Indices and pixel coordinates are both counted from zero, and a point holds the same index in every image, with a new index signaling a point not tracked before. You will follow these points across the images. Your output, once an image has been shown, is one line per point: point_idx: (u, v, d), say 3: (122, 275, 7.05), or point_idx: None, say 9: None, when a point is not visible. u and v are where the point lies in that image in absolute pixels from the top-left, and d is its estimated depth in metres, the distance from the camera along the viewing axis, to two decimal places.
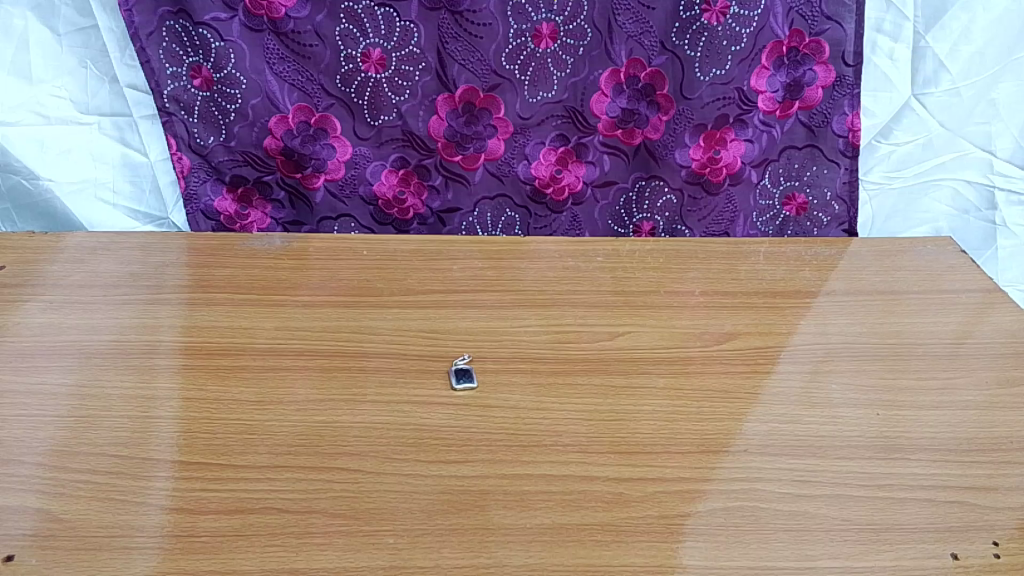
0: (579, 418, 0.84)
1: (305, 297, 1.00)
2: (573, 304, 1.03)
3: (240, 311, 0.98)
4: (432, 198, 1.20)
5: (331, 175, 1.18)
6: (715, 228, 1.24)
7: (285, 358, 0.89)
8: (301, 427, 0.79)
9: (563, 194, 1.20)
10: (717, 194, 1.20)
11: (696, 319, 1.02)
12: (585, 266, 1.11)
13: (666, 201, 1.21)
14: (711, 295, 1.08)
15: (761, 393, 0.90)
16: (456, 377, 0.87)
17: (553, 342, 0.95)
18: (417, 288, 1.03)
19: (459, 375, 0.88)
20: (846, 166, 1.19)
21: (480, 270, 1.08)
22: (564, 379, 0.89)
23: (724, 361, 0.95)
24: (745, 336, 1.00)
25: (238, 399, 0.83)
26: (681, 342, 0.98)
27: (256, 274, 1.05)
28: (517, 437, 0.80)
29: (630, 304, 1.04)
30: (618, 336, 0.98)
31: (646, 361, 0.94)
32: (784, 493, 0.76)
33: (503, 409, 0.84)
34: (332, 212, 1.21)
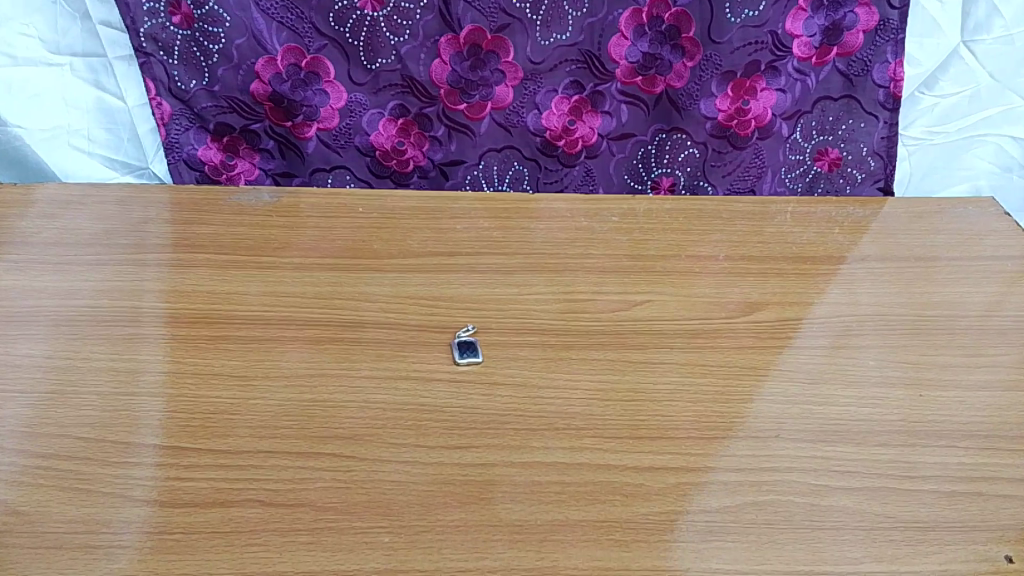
0: (593, 397, 0.76)
1: (295, 259, 0.92)
2: (587, 268, 0.94)
3: (224, 273, 0.90)
4: (434, 149, 1.11)
5: (325, 124, 1.08)
6: (740, 185, 1.14)
7: (272, 328, 0.81)
8: (288, 407, 0.72)
9: (576, 146, 1.11)
10: (744, 148, 1.11)
11: (720, 287, 0.94)
12: (600, 227, 1.02)
13: (688, 155, 1.12)
14: (736, 260, 0.99)
15: (792, 370, 0.82)
16: (458, 352, 0.79)
17: (565, 312, 0.87)
18: (416, 250, 0.94)
19: (462, 349, 0.80)
20: (884, 119, 1.10)
21: (486, 230, 0.99)
22: (577, 354, 0.82)
23: (751, 333, 0.87)
24: (773, 305, 0.92)
25: (220, 374, 0.75)
26: (705, 313, 0.90)
27: (242, 232, 0.97)
28: (526, 420, 0.73)
29: (648, 270, 0.95)
30: (636, 305, 0.90)
31: (667, 333, 0.86)
32: (819, 486, 0.69)
33: (510, 387, 0.77)
34: (325, 163, 1.12)
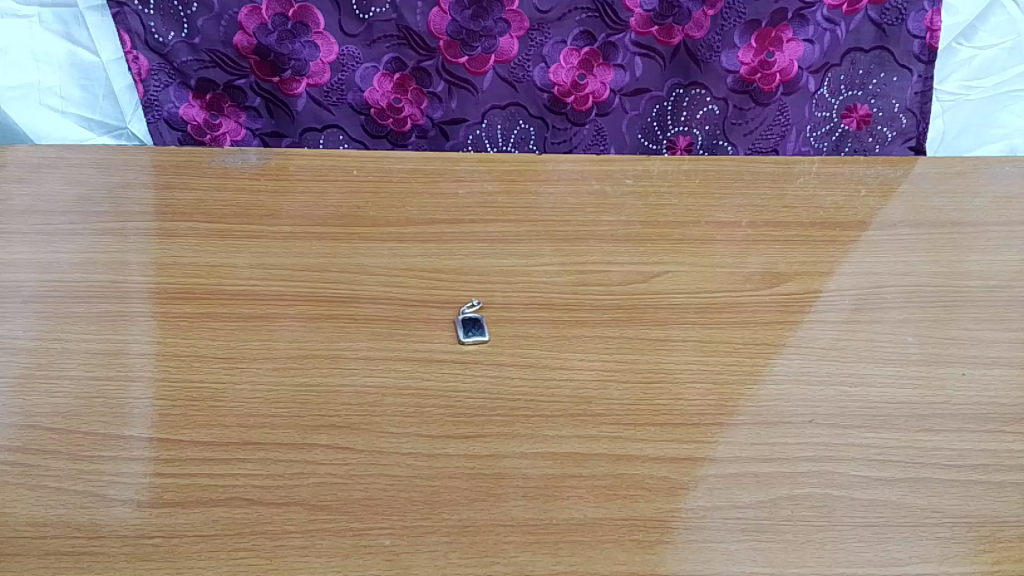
0: (610, 380, 0.70)
1: (285, 228, 0.85)
2: (600, 237, 0.88)
3: (208, 244, 0.83)
4: (434, 107, 1.03)
5: (315, 79, 1.00)
6: (762, 144, 1.06)
7: (260, 304, 0.75)
8: (277, 394, 0.66)
9: (586, 103, 1.03)
10: (767, 104, 1.03)
11: (743, 256, 0.87)
12: (612, 191, 0.95)
13: (707, 112, 1.04)
14: (759, 226, 0.92)
15: (823, 347, 0.76)
16: (462, 331, 0.73)
17: (577, 284, 0.81)
18: (416, 217, 0.87)
19: (466, 328, 0.73)
20: (918, 72, 1.02)
21: (490, 194, 0.92)
22: (591, 331, 0.75)
23: (778, 307, 0.81)
24: (800, 275, 0.85)
25: (203, 356, 0.69)
26: (728, 285, 0.83)
27: (227, 198, 0.89)
28: (537, 406, 0.67)
29: (665, 238, 0.89)
30: (654, 276, 0.83)
31: (688, 308, 0.79)
32: (858, 479, 0.63)
33: (520, 369, 0.70)
34: (316, 123, 1.04)
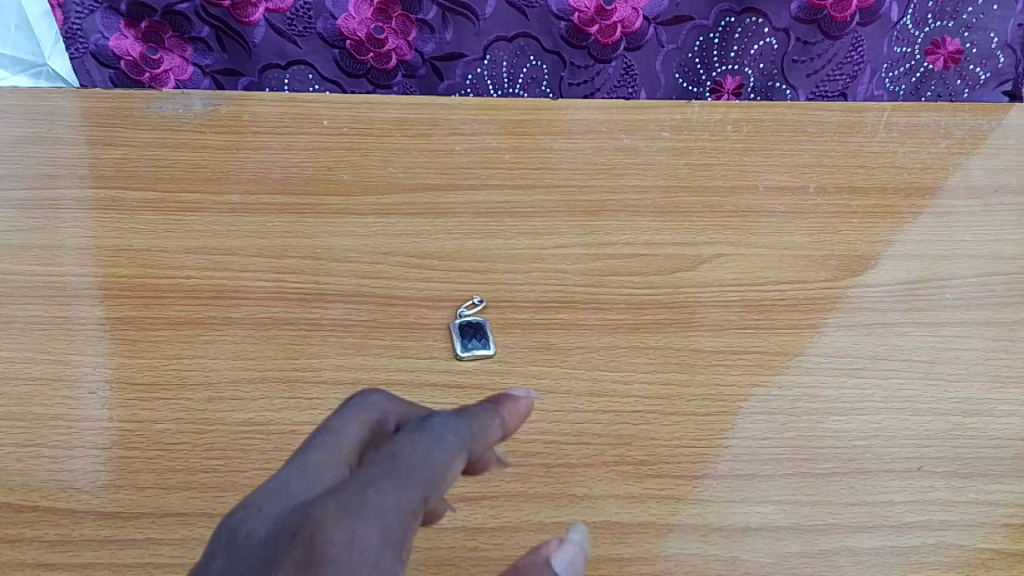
0: (654, 412, 0.53)
1: (233, 197, 0.67)
2: (633, 209, 0.69)
3: (132, 220, 0.64)
4: (424, 38, 0.83)
5: (275, 3, 0.80)
6: (828, 87, 0.87)
7: (195, 305, 0.58)
8: (209, 438, 0.50)
9: (614, 34, 0.83)
10: (840, 37, 0.83)
11: (814, 234, 0.68)
12: (645, 147, 0.75)
13: (765, 47, 0.84)
14: (830, 192, 0.73)
15: (924, 360, 0.59)
16: (458, 343, 0.56)
17: (605, 274, 0.63)
18: (400, 183, 0.69)
19: (464, 339, 0.56)
20: None
21: (494, 152, 0.72)
22: (624, 340, 0.58)
23: (865, 305, 0.63)
24: (887, 259, 0.67)
25: (114, 384, 0.53)
26: (798, 273, 0.65)
27: (161, 158, 0.70)
28: (560, 452, 0.51)
29: (714, 209, 0.70)
30: (705, 262, 0.65)
31: (747, 308, 0.62)
32: (981, 550, 0.48)
33: (536, 397, 0.54)
34: (279, 59, 0.84)
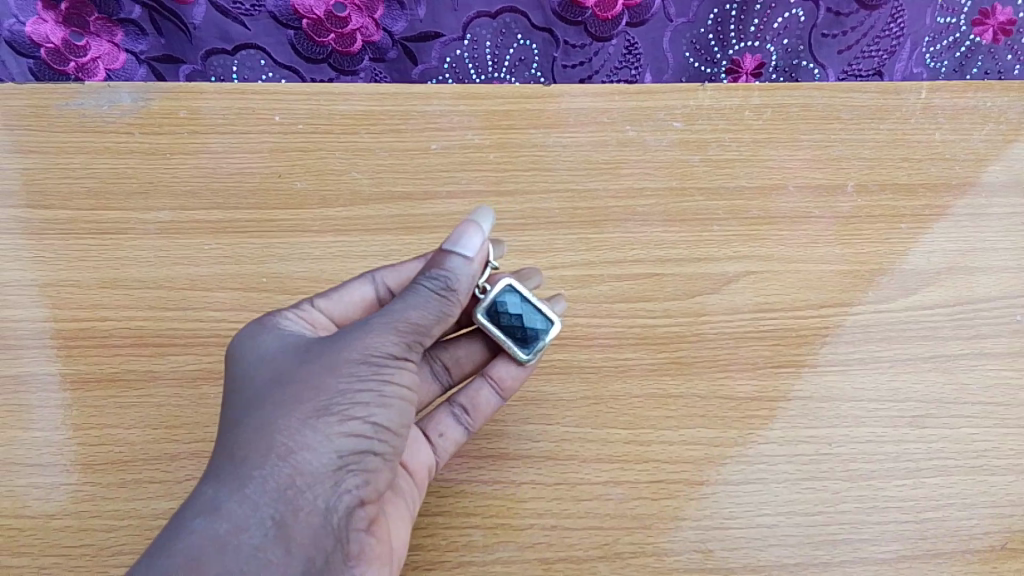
0: (680, 485, 0.43)
1: (163, 215, 0.56)
2: (644, 218, 0.58)
3: (40, 247, 0.54)
4: (393, 16, 0.70)
5: None
6: (862, 65, 0.74)
7: (111, 357, 0.49)
8: (113, 541, 0.42)
9: (614, 8, 0.70)
10: (878, 7, 0.70)
11: (857, 242, 0.58)
12: (654, 140, 0.63)
13: (790, 19, 0.71)
14: (872, 190, 0.62)
15: (1002, 404, 0.49)
16: (522, 344, 0.44)
17: (610, 301, 0.52)
18: (364, 193, 0.58)
19: (518, 330, 0.44)
20: None
21: (476, 151, 0.61)
22: (638, 389, 0.47)
23: (923, 334, 0.52)
24: (943, 274, 0.56)
25: (15, 472, 0.45)
26: (842, 293, 0.54)
27: (77, 169, 0.58)
28: (563, 542, 0.41)
29: (737, 214, 0.59)
30: (730, 283, 0.54)
31: (783, 339, 0.51)
32: (954, 550, 0.43)
33: (532, 468, 0.44)
34: (224, 42, 0.70)
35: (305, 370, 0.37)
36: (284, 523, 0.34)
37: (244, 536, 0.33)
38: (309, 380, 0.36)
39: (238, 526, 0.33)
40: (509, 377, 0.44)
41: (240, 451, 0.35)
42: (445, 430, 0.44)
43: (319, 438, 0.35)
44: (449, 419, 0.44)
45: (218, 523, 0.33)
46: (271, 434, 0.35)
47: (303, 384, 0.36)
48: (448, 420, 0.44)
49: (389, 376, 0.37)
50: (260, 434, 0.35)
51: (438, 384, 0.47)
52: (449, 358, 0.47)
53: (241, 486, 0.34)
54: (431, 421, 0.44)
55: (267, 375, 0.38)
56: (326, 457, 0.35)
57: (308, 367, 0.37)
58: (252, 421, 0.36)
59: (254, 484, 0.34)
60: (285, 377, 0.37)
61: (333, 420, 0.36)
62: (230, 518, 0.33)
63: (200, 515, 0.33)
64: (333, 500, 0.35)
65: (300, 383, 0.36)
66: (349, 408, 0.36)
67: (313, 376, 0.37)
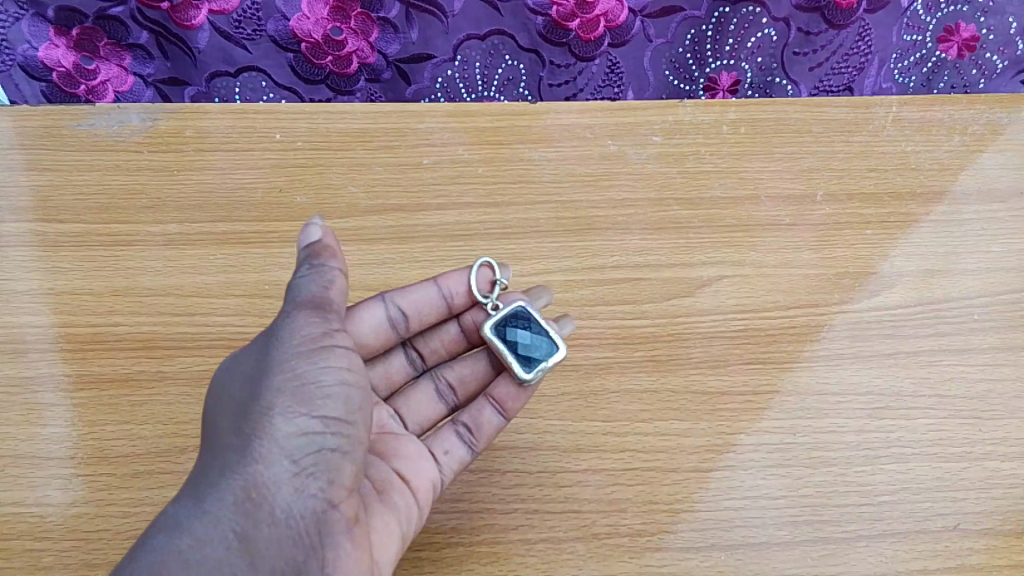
0: (653, 472, 0.47)
1: (171, 227, 0.59)
2: (625, 226, 0.61)
3: (55, 258, 0.57)
4: (387, 39, 0.73)
5: (219, 4, 0.70)
6: (833, 81, 0.78)
7: (123, 359, 0.52)
8: (128, 526, 0.45)
9: (596, 29, 0.73)
10: (846, 26, 0.73)
11: (825, 247, 0.61)
12: (635, 153, 0.66)
13: (763, 38, 0.74)
14: (840, 199, 0.65)
15: (957, 396, 0.52)
16: (525, 362, 0.46)
17: (591, 304, 0.56)
18: (360, 205, 0.61)
19: (523, 348, 0.46)
20: None
21: (466, 165, 0.64)
22: (615, 384, 0.51)
23: (885, 332, 0.56)
24: (904, 277, 0.60)
25: (36, 465, 0.48)
26: (809, 296, 0.58)
27: (89, 185, 0.62)
28: (544, 525, 0.44)
29: (712, 222, 0.62)
30: (703, 287, 0.57)
31: (754, 338, 0.54)
32: (911, 533, 0.45)
33: (517, 458, 0.47)
34: (227, 65, 0.74)
35: (245, 381, 0.39)
36: (247, 530, 0.36)
37: (207, 549, 0.35)
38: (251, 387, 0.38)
39: (200, 540, 0.35)
40: (510, 394, 0.46)
41: (202, 473, 0.37)
42: (450, 449, 0.45)
43: (269, 443, 0.37)
44: (453, 438, 0.45)
45: (179, 539, 0.35)
46: (226, 451, 0.37)
47: (247, 393, 0.38)
48: (453, 439, 0.46)
49: (322, 362, 0.39)
50: (218, 453, 0.38)
51: (443, 405, 0.49)
52: (454, 378, 0.50)
53: (203, 503, 0.36)
54: (437, 440, 0.45)
55: (217, 392, 0.40)
56: (281, 462, 0.37)
57: (248, 374, 0.39)
58: (212, 444, 0.38)
59: (214, 498, 0.36)
60: (231, 392, 0.39)
61: (278, 421, 0.37)
62: (192, 534, 0.35)
63: (160, 535, 0.35)
64: (297, 505, 0.37)
65: (244, 396, 0.38)
66: (292, 407, 0.38)
67: (252, 385, 0.38)
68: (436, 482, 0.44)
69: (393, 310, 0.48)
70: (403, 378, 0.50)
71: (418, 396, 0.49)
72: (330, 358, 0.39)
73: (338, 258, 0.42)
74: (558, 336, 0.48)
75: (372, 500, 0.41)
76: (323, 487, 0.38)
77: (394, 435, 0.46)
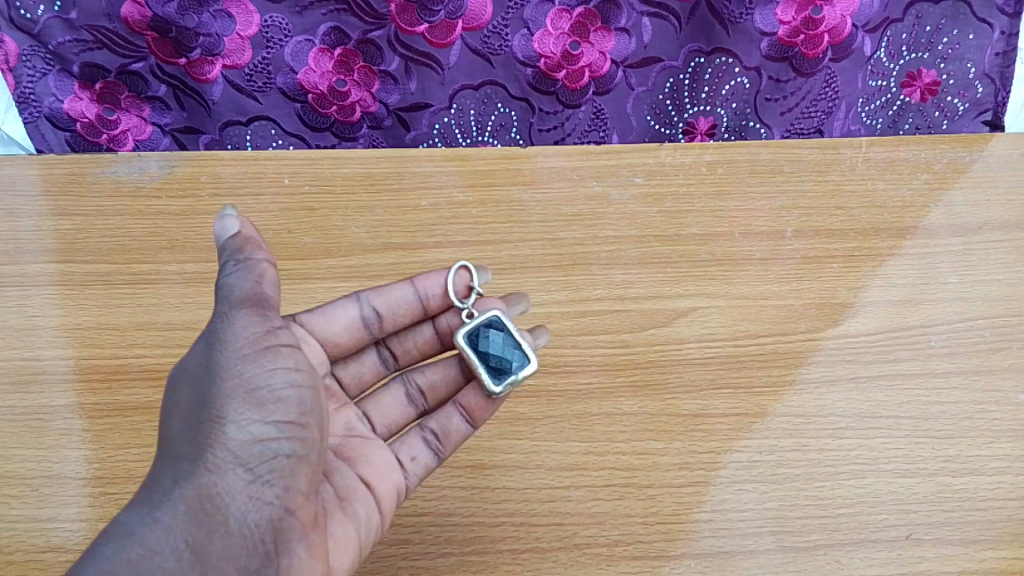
0: (630, 487, 0.52)
1: (188, 266, 0.64)
2: (608, 262, 0.66)
3: (83, 295, 0.63)
4: (387, 89, 0.79)
5: (233, 59, 0.76)
6: (804, 124, 0.82)
7: (145, 389, 0.57)
8: None
9: (581, 79, 0.79)
10: (812, 74, 0.79)
11: (794, 279, 0.66)
12: (618, 194, 0.71)
13: (736, 86, 0.80)
14: (809, 234, 0.70)
15: (913, 417, 0.57)
16: (494, 375, 0.50)
17: (574, 333, 0.60)
18: (362, 244, 0.66)
19: (495, 360, 0.51)
20: (1001, 27, 0.79)
21: (460, 206, 0.69)
22: (597, 407, 0.56)
23: (847, 357, 0.60)
24: (869, 305, 0.64)
25: (68, 486, 0.53)
26: (778, 327, 0.62)
27: (111, 229, 0.67)
28: (529, 535, 0.50)
29: (689, 258, 0.67)
30: (679, 317, 0.62)
31: (727, 364, 0.59)
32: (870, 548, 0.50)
33: (506, 477, 0.52)
34: (239, 115, 0.79)
35: (194, 391, 0.42)
36: (202, 535, 0.39)
37: (159, 556, 0.38)
38: (201, 396, 0.42)
39: (153, 548, 0.38)
40: (478, 404, 0.51)
41: (157, 483, 0.40)
42: (416, 455, 0.51)
43: (224, 451, 0.41)
44: (421, 445, 0.51)
45: (131, 548, 0.38)
46: (182, 461, 0.41)
47: (198, 402, 0.42)
48: (420, 445, 0.51)
49: (270, 365, 0.42)
50: (173, 463, 0.41)
51: (413, 408, 0.55)
52: (425, 383, 0.55)
53: (156, 511, 0.39)
54: (405, 447, 0.51)
55: (166, 403, 0.43)
56: (236, 469, 0.41)
57: (196, 381, 0.42)
58: (166, 454, 0.41)
59: (166, 507, 0.39)
60: (181, 403, 0.42)
61: (232, 429, 0.41)
62: (144, 542, 0.38)
63: (113, 541, 0.38)
64: (248, 510, 0.41)
65: (195, 407, 0.41)
66: (244, 414, 0.41)
67: (203, 393, 0.42)
68: (400, 488, 0.49)
69: (367, 310, 0.53)
70: (375, 375, 0.55)
71: (388, 399, 0.54)
72: (275, 361, 0.43)
73: (264, 251, 0.44)
74: (532, 349, 0.53)
75: (332, 507, 0.46)
76: (279, 493, 0.42)
77: (364, 439, 0.51)
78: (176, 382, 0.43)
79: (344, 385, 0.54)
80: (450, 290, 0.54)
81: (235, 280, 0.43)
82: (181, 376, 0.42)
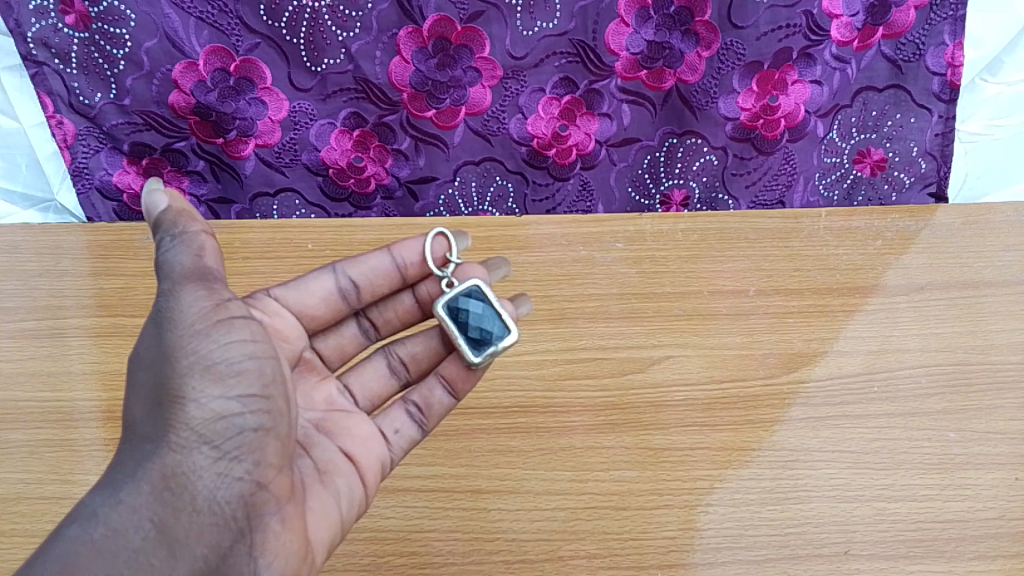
0: (606, 509, 0.63)
1: None
2: (593, 316, 0.74)
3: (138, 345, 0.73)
4: (400, 165, 0.89)
5: (264, 139, 0.86)
6: (766, 196, 0.92)
7: None
8: None
9: (569, 156, 0.90)
10: (771, 153, 0.90)
11: (757, 332, 0.74)
12: (602, 257, 0.79)
13: (705, 163, 0.90)
14: (769, 293, 0.77)
15: (855, 450, 0.67)
16: (478, 347, 0.60)
17: (563, 378, 0.69)
18: None
19: (477, 331, 0.60)
20: (938, 112, 0.89)
21: None
22: (581, 441, 0.66)
23: (801, 401, 0.69)
24: (822, 355, 0.73)
25: None
26: (741, 373, 0.71)
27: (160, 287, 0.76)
28: (521, 549, 0.61)
29: (664, 313, 0.75)
30: (653, 364, 0.71)
31: (697, 407, 0.69)
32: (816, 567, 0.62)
33: (500, 505, 0.63)
34: (269, 187, 0.88)
35: (153, 377, 0.49)
36: (167, 514, 0.47)
37: (123, 537, 0.46)
38: (160, 380, 0.48)
39: (120, 529, 0.46)
40: (459, 375, 0.62)
41: (124, 465, 0.48)
42: (400, 427, 0.61)
43: (187, 432, 0.48)
44: (405, 418, 0.61)
45: (96, 529, 0.45)
46: (147, 444, 0.48)
47: (158, 384, 0.48)
48: (405, 418, 0.61)
49: (221, 340, 0.49)
50: (140, 445, 0.48)
51: (394, 377, 0.64)
52: (405, 354, 0.64)
53: (118, 496, 0.47)
54: (389, 420, 0.61)
55: (131, 393, 0.50)
56: (201, 447, 0.48)
57: (154, 366, 0.49)
58: (135, 436, 0.49)
59: (127, 493, 0.47)
60: (144, 390, 0.49)
61: (194, 408, 0.48)
62: (108, 523, 0.46)
63: (79, 523, 0.46)
64: (219, 482, 0.48)
65: (155, 394, 0.48)
66: (203, 393, 0.48)
67: (160, 376, 0.48)
68: (384, 458, 0.60)
69: (342, 279, 0.62)
70: (353, 342, 0.65)
71: (371, 368, 0.64)
72: (227, 336, 0.49)
73: (197, 223, 0.51)
74: (511, 317, 0.62)
75: (312, 479, 0.55)
76: (248, 468, 0.49)
77: (347, 412, 0.60)
78: (137, 366, 0.49)
79: (329, 355, 0.64)
80: (427, 256, 0.63)
81: (175, 254, 0.49)
82: (142, 358, 0.49)
